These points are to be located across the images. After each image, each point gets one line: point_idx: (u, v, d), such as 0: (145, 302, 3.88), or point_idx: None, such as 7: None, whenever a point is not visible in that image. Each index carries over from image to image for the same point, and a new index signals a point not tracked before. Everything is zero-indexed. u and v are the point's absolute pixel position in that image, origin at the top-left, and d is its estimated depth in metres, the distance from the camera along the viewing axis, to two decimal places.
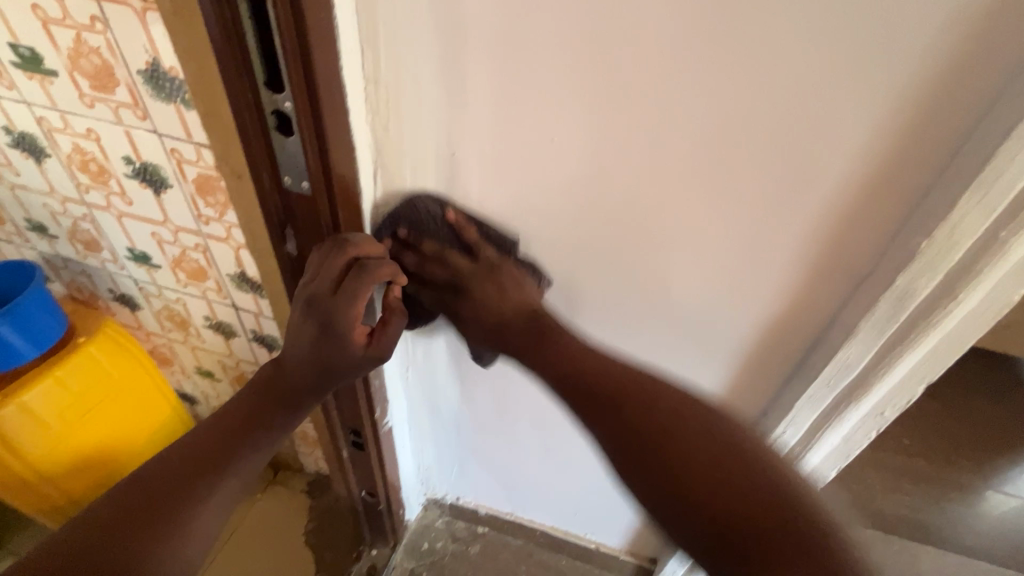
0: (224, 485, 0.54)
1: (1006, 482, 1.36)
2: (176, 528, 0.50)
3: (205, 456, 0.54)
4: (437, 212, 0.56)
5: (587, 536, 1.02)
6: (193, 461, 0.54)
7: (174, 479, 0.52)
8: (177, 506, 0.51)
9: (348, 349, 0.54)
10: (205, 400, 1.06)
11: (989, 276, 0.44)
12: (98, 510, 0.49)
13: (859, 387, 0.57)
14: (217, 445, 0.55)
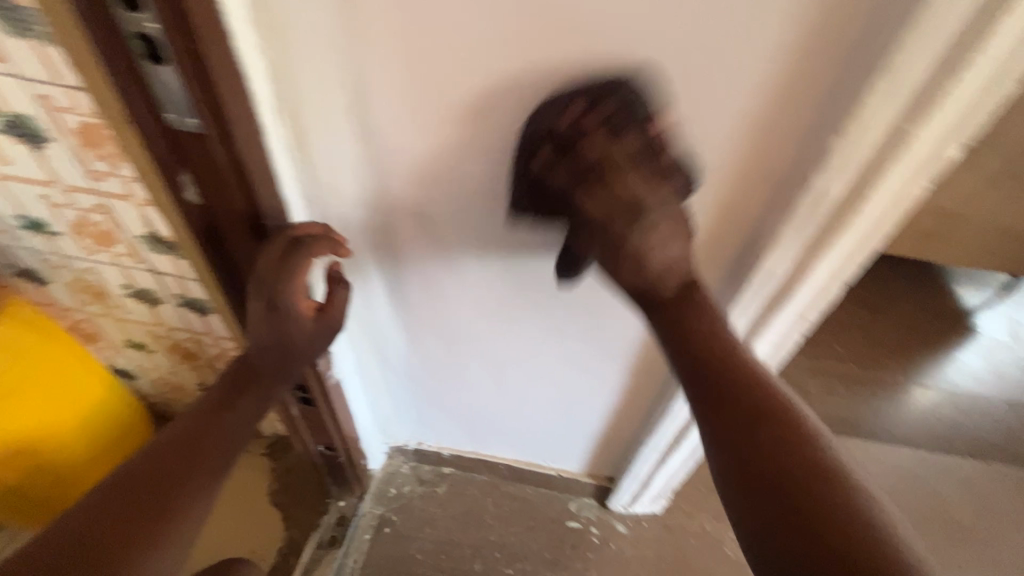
0: (213, 459, 0.56)
1: (927, 377, 1.48)
2: (179, 505, 0.52)
3: (190, 437, 0.56)
4: (637, 102, 0.44)
5: (549, 464, 1.06)
6: (179, 443, 0.55)
7: (167, 461, 0.54)
8: (166, 488, 0.52)
9: (299, 327, 0.57)
10: (144, 373, 1.01)
11: (897, 171, 0.42)
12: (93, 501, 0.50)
13: (781, 298, 0.56)
14: (201, 426, 0.57)
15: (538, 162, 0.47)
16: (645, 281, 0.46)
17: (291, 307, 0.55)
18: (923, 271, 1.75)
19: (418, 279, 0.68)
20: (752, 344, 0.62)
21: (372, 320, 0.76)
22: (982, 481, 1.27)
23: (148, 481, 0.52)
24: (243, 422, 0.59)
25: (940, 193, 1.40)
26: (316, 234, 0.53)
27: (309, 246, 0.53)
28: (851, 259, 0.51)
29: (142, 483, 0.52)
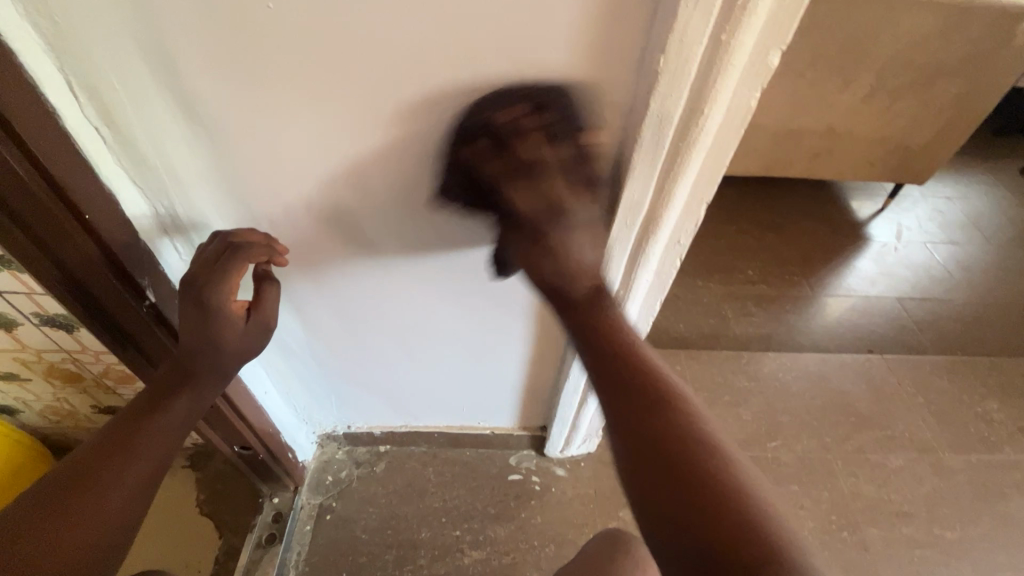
0: (138, 467, 0.50)
1: (829, 287, 1.60)
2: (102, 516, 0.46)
3: (109, 447, 0.49)
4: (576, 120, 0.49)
5: (481, 425, 1.07)
6: (97, 453, 0.49)
7: (79, 474, 0.47)
8: (85, 502, 0.46)
9: (224, 326, 0.54)
10: (27, 405, 0.92)
11: (726, 85, 0.43)
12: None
13: (651, 225, 0.57)
14: (122, 437, 0.50)
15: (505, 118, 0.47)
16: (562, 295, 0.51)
17: (222, 306, 0.53)
18: (819, 192, 1.88)
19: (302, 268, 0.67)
20: (635, 276, 0.63)
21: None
22: (879, 372, 1.40)
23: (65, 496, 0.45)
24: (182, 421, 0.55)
25: (822, 114, 1.49)
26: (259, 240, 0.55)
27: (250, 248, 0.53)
28: (705, 177, 0.52)
29: (56, 499, 0.45)
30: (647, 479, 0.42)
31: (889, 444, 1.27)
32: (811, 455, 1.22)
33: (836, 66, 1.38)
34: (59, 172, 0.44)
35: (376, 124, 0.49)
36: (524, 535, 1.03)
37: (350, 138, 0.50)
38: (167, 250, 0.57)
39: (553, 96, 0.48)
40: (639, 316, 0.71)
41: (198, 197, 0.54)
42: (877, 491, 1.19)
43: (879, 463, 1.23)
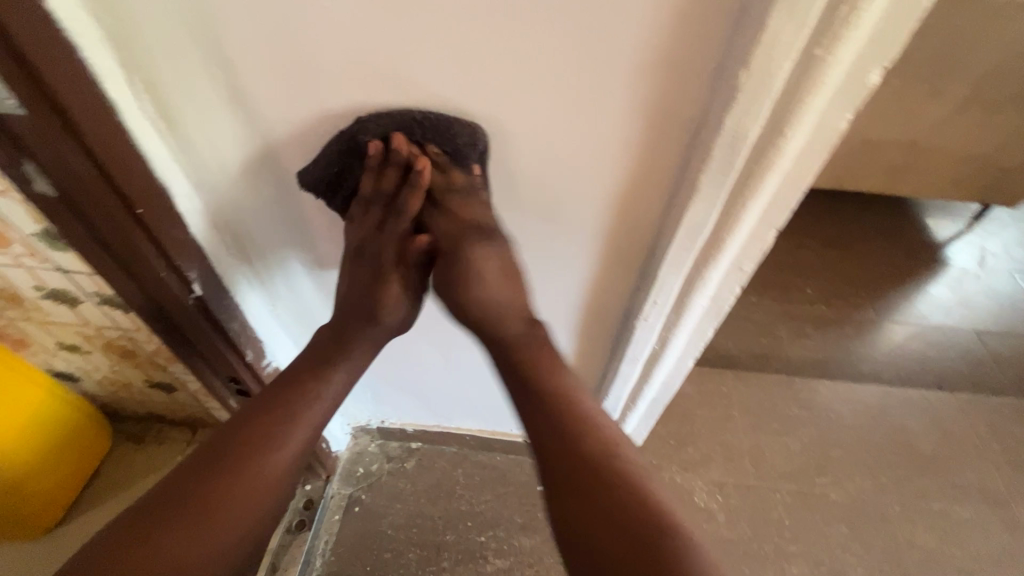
0: (293, 432, 0.55)
1: (897, 312, 1.48)
2: (262, 473, 0.52)
3: (268, 414, 0.54)
4: (474, 143, 0.46)
5: (513, 432, 1.05)
6: (258, 420, 0.54)
7: (243, 436, 0.53)
8: (249, 462, 0.52)
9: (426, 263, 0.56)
10: (87, 374, 0.96)
11: (814, 105, 0.39)
12: (177, 478, 0.51)
13: (713, 249, 0.52)
14: (277, 404, 0.55)
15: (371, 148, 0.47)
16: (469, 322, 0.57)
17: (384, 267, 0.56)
18: (892, 209, 1.74)
19: None
20: (689, 299, 0.59)
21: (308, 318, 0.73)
22: (947, 411, 1.29)
23: (231, 455, 0.52)
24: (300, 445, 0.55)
25: (905, 126, 1.36)
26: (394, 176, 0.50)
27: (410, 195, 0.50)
28: (778, 203, 0.47)
29: (225, 458, 0.52)
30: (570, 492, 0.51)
31: (953, 492, 1.16)
32: (864, 496, 1.13)
33: (926, 73, 1.25)
34: (118, 170, 0.45)
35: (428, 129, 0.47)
36: (549, 548, 1.00)
37: None
38: (216, 248, 0.58)
39: (617, 107, 0.44)
40: (688, 342, 0.67)
41: (247, 196, 0.55)
42: (937, 543, 1.09)
43: (941, 511, 1.13)
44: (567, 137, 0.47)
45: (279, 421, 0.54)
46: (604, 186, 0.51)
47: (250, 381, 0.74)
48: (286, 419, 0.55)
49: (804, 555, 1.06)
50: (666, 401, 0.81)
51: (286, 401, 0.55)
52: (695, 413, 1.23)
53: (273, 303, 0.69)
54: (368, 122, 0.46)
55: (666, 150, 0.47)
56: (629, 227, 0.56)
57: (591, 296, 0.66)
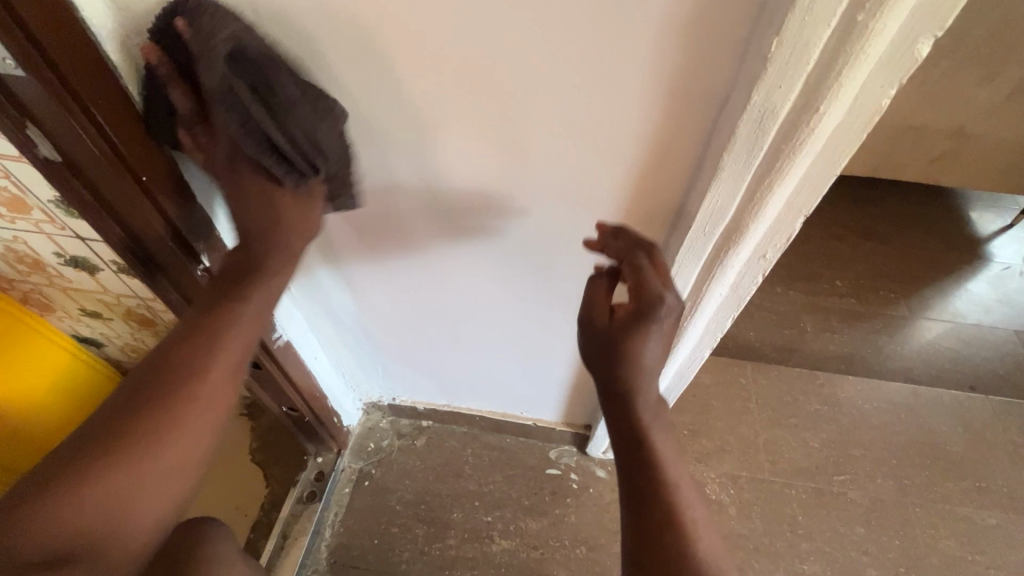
0: (212, 366, 0.49)
1: (930, 309, 1.41)
2: (185, 414, 0.48)
3: (183, 351, 0.49)
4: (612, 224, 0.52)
5: (523, 415, 1.05)
6: (172, 360, 0.48)
7: (158, 378, 0.48)
8: (169, 406, 0.48)
9: (591, 318, 0.53)
10: (109, 340, 0.99)
11: (852, 77, 0.35)
12: (92, 430, 0.47)
13: (734, 234, 0.49)
14: (192, 340, 0.49)
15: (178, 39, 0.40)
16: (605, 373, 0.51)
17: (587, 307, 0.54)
18: (934, 200, 1.65)
19: (399, 242, 0.65)
20: (707, 287, 0.56)
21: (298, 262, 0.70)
22: (980, 414, 1.23)
23: (147, 399, 0.47)
24: (210, 407, 0.50)
25: (952, 110, 1.28)
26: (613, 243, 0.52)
27: (645, 263, 0.50)
28: (808, 186, 0.44)
29: (141, 403, 0.47)
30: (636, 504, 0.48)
31: (981, 498, 1.11)
32: (884, 497, 1.10)
33: (981, 54, 1.17)
34: (119, 127, 0.46)
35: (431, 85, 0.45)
36: (556, 531, 1.00)
37: (396, 102, 0.48)
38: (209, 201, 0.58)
39: (634, 77, 0.41)
40: (705, 331, 0.65)
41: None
42: (959, 549, 1.05)
43: (966, 517, 1.09)
44: (580, 107, 0.44)
45: (194, 356, 0.49)
46: (620, 163, 0.49)
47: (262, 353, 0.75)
48: (187, 376, 0.48)
49: (817, 553, 1.03)
50: (680, 392, 0.79)
51: (201, 332, 0.49)
52: (712, 404, 1.20)
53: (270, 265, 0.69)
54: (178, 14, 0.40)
55: (689, 126, 0.44)
56: (647, 207, 0.53)
57: (573, 258, 0.62)
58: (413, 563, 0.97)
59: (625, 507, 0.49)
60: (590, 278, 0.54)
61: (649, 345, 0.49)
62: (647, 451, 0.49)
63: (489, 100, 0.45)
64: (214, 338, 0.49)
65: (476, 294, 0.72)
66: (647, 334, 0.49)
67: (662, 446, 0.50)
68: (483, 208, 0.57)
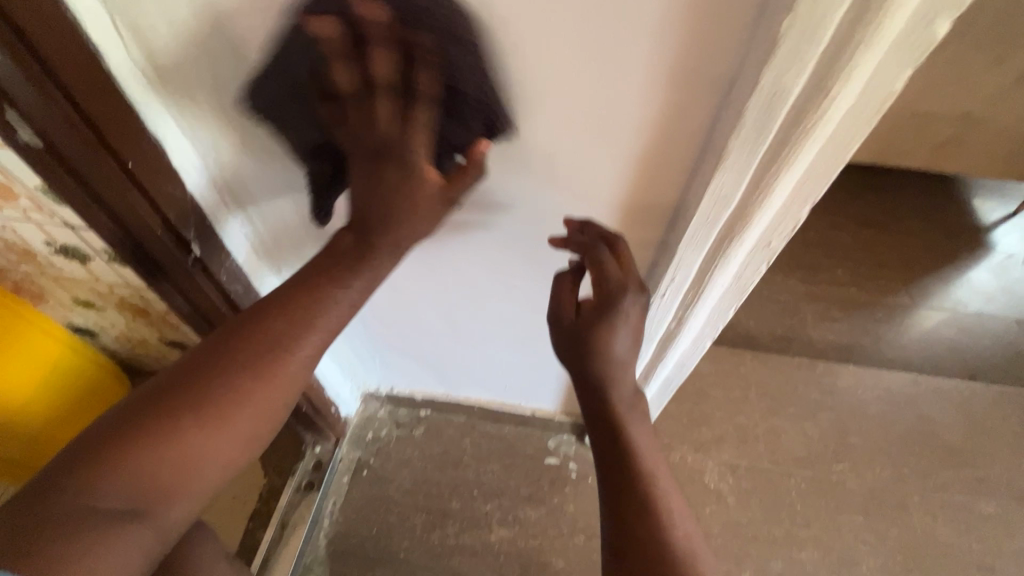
0: (293, 347, 0.47)
1: (931, 297, 1.40)
2: (256, 391, 0.46)
3: (269, 327, 0.47)
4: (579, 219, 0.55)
5: (522, 404, 1.04)
6: (257, 334, 0.47)
7: (240, 348, 0.47)
8: (245, 379, 0.46)
9: (562, 313, 0.57)
10: (104, 330, 0.97)
11: (865, 59, 0.34)
12: (168, 383, 0.46)
13: (739, 223, 0.48)
14: (277, 316, 0.47)
15: (314, 32, 0.39)
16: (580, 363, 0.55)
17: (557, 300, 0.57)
18: (936, 187, 1.63)
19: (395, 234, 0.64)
20: (710, 276, 0.55)
21: (298, 253, 0.67)
22: (978, 403, 1.23)
23: (224, 367, 0.46)
24: (297, 378, 0.48)
25: (959, 95, 1.26)
26: (578, 236, 0.55)
27: (607, 258, 0.53)
28: (816, 173, 0.43)
29: (219, 369, 0.46)
30: (608, 478, 0.50)
31: (978, 486, 1.11)
32: (882, 486, 1.10)
33: (990, 38, 1.14)
34: (102, 113, 0.44)
35: None
36: (555, 520, 1.00)
37: None
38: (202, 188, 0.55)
39: (638, 58, 0.40)
40: (707, 321, 0.64)
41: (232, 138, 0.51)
42: (956, 537, 1.05)
43: (964, 506, 1.09)
44: (582, 92, 0.43)
45: (277, 333, 0.47)
46: (623, 150, 0.47)
47: None
48: (270, 350, 0.47)
49: (814, 541, 1.03)
50: (680, 382, 0.78)
51: (286, 309, 0.48)
52: (711, 393, 1.20)
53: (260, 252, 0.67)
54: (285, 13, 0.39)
55: (693, 111, 0.43)
56: (649, 195, 0.52)
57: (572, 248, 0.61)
58: (412, 552, 0.97)
59: (604, 503, 0.50)
60: (557, 273, 0.58)
61: (617, 338, 0.54)
62: (623, 443, 0.51)
63: None
64: (312, 305, 0.48)
65: (474, 283, 0.71)
66: (615, 329, 0.54)
67: (639, 439, 0.52)
68: (482, 196, 0.56)
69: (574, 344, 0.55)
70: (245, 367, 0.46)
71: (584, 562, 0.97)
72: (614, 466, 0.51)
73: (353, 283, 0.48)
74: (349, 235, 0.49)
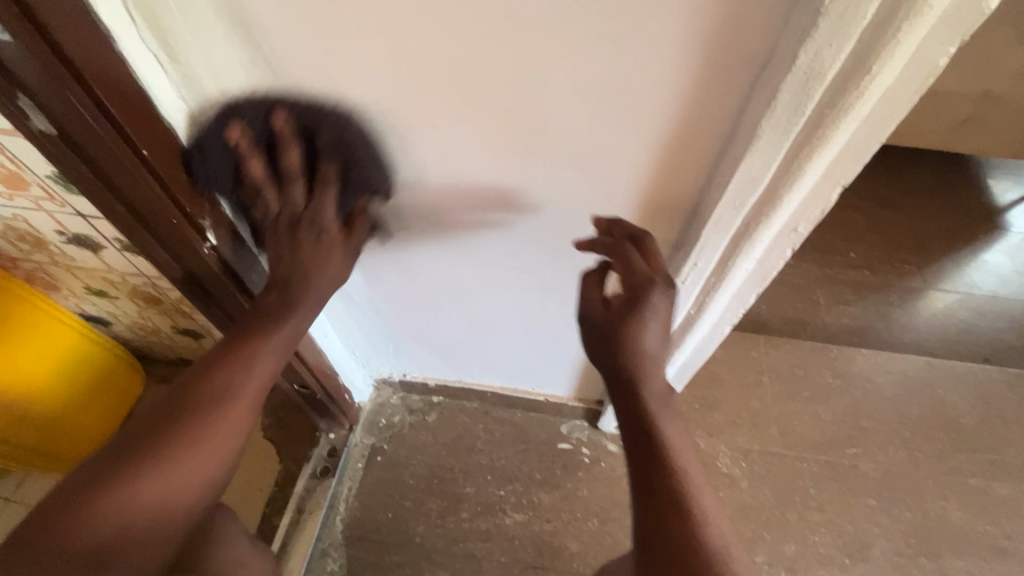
0: (231, 398, 0.52)
1: (945, 280, 1.38)
2: (198, 441, 0.50)
3: (206, 383, 0.52)
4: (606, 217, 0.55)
5: (535, 390, 1.04)
6: (195, 390, 0.51)
7: (180, 404, 0.50)
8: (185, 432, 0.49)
9: (588, 309, 0.55)
10: (117, 319, 0.97)
11: (912, 34, 0.32)
12: (111, 448, 0.49)
13: (766, 206, 0.47)
14: (215, 372, 0.52)
15: (233, 133, 0.49)
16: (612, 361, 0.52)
17: (585, 298, 0.56)
18: (951, 168, 1.60)
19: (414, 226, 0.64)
20: (733, 262, 0.54)
21: None
22: (993, 386, 1.22)
23: (165, 424, 0.49)
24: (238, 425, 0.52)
25: (980, 72, 1.22)
26: (604, 239, 0.54)
27: (634, 252, 0.52)
28: (850, 155, 0.41)
29: (159, 426, 0.49)
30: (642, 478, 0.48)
31: (992, 469, 1.11)
32: (896, 470, 1.10)
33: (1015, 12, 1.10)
34: (115, 99, 0.43)
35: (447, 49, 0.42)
36: (568, 505, 1.01)
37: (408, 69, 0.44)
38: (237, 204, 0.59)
39: (667, 36, 0.38)
40: (727, 307, 0.63)
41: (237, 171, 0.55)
42: (970, 520, 1.06)
43: (978, 488, 1.09)
44: (607, 72, 0.41)
45: (215, 388, 0.51)
46: (647, 133, 0.46)
47: None
48: (210, 403, 0.51)
49: (827, 525, 1.04)
50: (697, 368, 0.77)
51: (221, 366, 0.52)
52: (723, 378, 1.19)
53: None
54: (237, 105, 0.49)
55: (723, 91, 0.41)
56: (672, 179, 0.50)
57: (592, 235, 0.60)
58: (427, 537, 0.98)
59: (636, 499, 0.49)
60: (584, 272, 0.57)
61: (649, 331, 0.52)
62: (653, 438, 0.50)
63: (509, 63, 0.42)
64: (245, 356, 0.53)
65: (489, 270, 0.70)
66: (647, 324, 0.51)
67: (672, 434, 0.50)
68: (499, 183, 0.55)
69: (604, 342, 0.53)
70: (198, 413, 0.50)
71: (598, 546, 0.97)
72: (648, 464, 0.49)
73: (284, 333, 0.55)
74: (303, 272, 0.54)
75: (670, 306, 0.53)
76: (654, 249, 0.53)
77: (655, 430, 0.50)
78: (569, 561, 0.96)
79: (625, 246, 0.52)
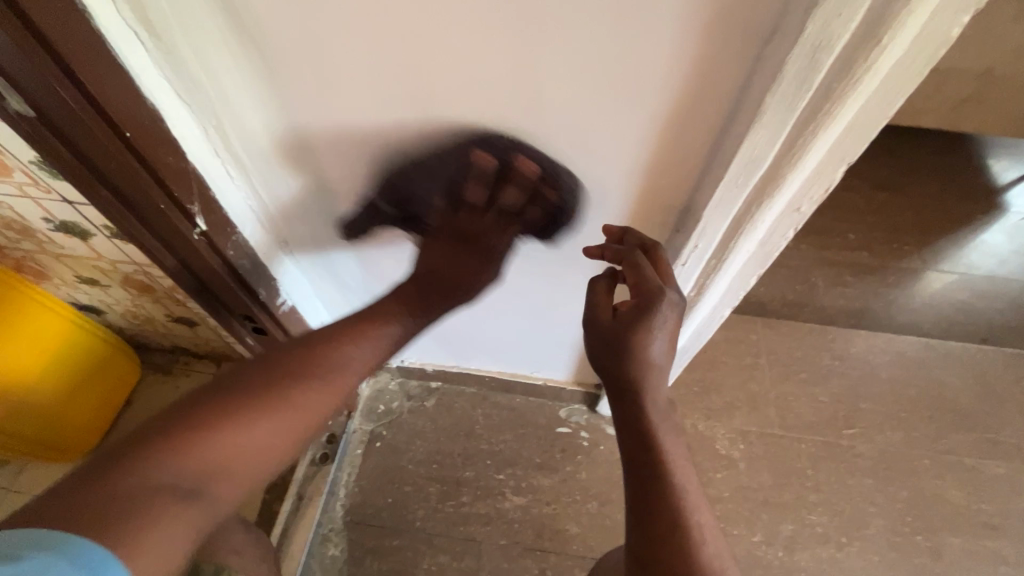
0: (339, 368, 0.56)
1: (944, 261, 1.38)
2: (307, 400, 0.54)
3: (321, 350, 0.56)
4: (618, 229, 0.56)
5: (534, 374, 1.04)
6: (310, 354, 0.56)
7: (294, 363, 0.55)
8: (295, 389, 0.54)
9: (597, 316, 0.56)
10: (110, 308, 0.96)
11: (924, 4, 0.31)
12: (222, 387, 0.52)
13: (769, 186, 0.46)
14: (329, 342, 0.57)
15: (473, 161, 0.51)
16: (613, 365, 0.53)
17: (592, 304, 0.57)
18: (952, 147, 1.58)
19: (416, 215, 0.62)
20: (734, 244, 0.53)
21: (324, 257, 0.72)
22: (990, 366, 1.22)
23: (279, 378, 0.54)
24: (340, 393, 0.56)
25: (984, 50, 1.20)
26: (615, 245, 0.56)
27: (643, 260, 0.53)
28: (856, 131, 0.40)
29: (274, 379, 0.54)
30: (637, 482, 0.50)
31: (987, 448, 1.12)
32: (892, 450, 1.10)
33: None
34: (93, 78, 0.41)
35: (441, 26, 0.40)
36: (567, 488, 1.01)
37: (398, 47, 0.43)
38: (227, 188, 0.57)
39: (668, 7, 0.37)
40: (726, 290, 0.62)
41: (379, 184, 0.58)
42: (965, 498, 1.07)
43: (973, 467, 1.10)
44: (607, 47, 0.40)
45: (328, 355, 0.56)
46: (647, 111, 0.45)
47: (265, 318, 0.73)
48: (323, 365, 0.56)
49: (824, 505, 1.05)
50: (696, 351, 0.77)
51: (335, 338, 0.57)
52: (721, 361, 1.19)
53: (268, 228, 0.65)
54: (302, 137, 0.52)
55: (727, 66, 0.40)
56: (673, 160, 0.49)
57: (592, 218, 0.59)
58: (427, 521, 0.98)
59: (631, 511, 0.50)
60: (591, 280, 0.58)
61: (654, 337, 0.52)
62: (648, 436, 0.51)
63: (505, 39, 0.41)
64: (360, 332, 0.59)
65: None
66: (652, 329, 0.52)
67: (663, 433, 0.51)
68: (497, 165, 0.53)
69: (608, 347, 0.54)
70: (305, 377, 0.54)
71: (597, 528, 0.98)
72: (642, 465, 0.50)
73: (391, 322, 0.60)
74: None
75: (678, 317, 0.53)
76: (662, 258, 0.54)
77: (657, 446, 0.50)
78: (568, 543, 0.97)
79: (633, 253, 0.54)
